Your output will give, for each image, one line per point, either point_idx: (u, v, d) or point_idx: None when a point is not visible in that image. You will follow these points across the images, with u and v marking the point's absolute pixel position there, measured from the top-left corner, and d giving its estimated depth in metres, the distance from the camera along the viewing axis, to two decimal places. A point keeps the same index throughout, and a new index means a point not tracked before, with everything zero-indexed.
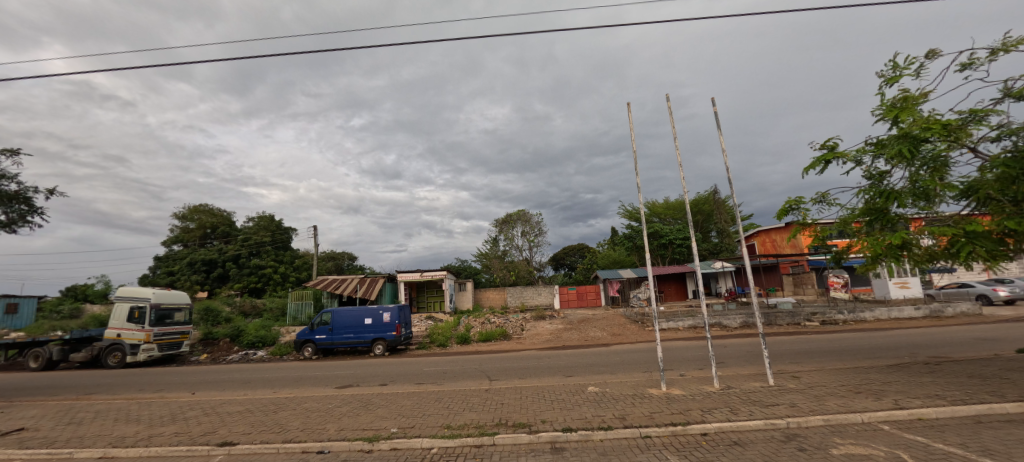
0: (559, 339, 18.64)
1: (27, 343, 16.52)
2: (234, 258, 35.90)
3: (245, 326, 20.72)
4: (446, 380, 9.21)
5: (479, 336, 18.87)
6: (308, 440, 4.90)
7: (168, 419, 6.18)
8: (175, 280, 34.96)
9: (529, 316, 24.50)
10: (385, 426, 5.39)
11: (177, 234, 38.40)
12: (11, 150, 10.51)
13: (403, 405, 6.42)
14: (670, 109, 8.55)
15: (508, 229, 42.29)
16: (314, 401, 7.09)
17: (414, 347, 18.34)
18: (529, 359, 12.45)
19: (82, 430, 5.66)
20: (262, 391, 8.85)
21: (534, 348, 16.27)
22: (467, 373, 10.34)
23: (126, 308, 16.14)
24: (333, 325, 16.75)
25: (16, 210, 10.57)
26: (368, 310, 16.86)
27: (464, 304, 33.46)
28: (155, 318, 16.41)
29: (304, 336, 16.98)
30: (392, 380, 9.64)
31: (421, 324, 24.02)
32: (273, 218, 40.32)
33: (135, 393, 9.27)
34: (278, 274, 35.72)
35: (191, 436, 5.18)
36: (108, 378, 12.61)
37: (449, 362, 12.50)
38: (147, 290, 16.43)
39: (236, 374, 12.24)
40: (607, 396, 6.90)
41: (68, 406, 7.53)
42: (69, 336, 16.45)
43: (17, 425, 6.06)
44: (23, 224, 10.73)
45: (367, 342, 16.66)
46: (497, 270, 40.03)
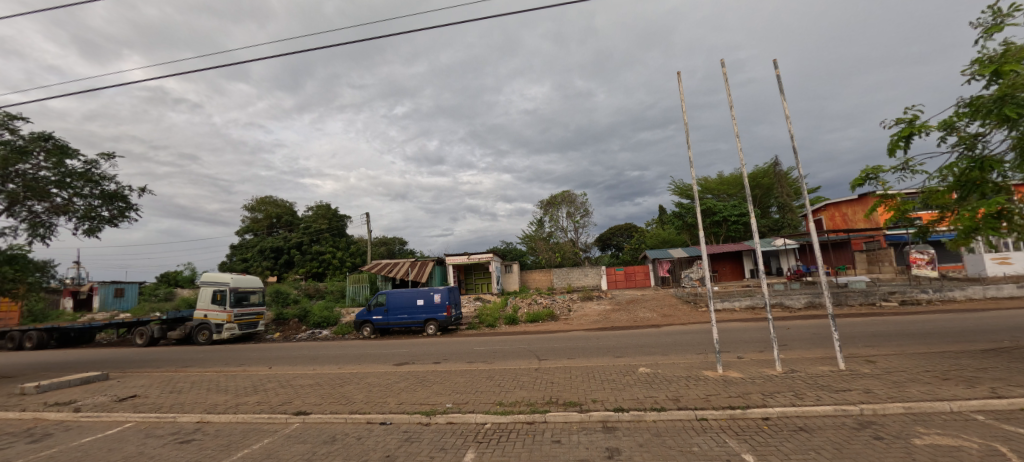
0: (607, 320, 18.48)
1: (133, 322, 18.91)
2: (297, 245, 38.68)
3: (311, 307, 22.48)
4: (497, 359, 9.43)
5: (527, 316, 19.19)
6: (372, 412, 5.23)
7: (250, 390, 6.86)
8: (249, 266, 38.41)
9: (576, 297, 24.43)
10: (441, 401, 5.62)
11: (248, 225, 41.62)
12: (108, 154, 11.87)
13: (457, 382, 6.66)
14: (725, 77, 8.17)
15: (553, 210, 41.92)
16: (375, 377, 7.55)
17: (464, 327, 18.99)
18: (577, 340, 12.43)
19: (181, 398, 6.43)
20: (328, 367, 9.60)
21: (582, 329, 16.27)
22: (516, 352, 10.54)
23: (210, 292, 17.95)
24: (389, 305, 17.68)
25: (117, 207, 11.97)
26: (420, 291, 17.58)
27: (511, 286, 34.02)
28: (234, 300, 18.14)
29: (363, 316, 18.09)
30: (443, 358, 10.01)
31: (469, 305, 24.88)
32: (330, 207, 42.59)
33: (222, 367, 10.40)
34: (336, 259, 38.03)
35: (271, 406, 5.72)
36: (199, 354, 14.21)
37: (498, 342, 12.81)
38: (226, 275, 18.17)
39: (304, 351, 13.34)
40: (659, 377, 6.72)
41: (169, 377, 8.59)
42: (166, 316, 18.64)
43: (130, 393, 6.99)
44: (123, 219, 12.20)
45: (420, 322, 17.38)
46: (542, 252, 40.17)
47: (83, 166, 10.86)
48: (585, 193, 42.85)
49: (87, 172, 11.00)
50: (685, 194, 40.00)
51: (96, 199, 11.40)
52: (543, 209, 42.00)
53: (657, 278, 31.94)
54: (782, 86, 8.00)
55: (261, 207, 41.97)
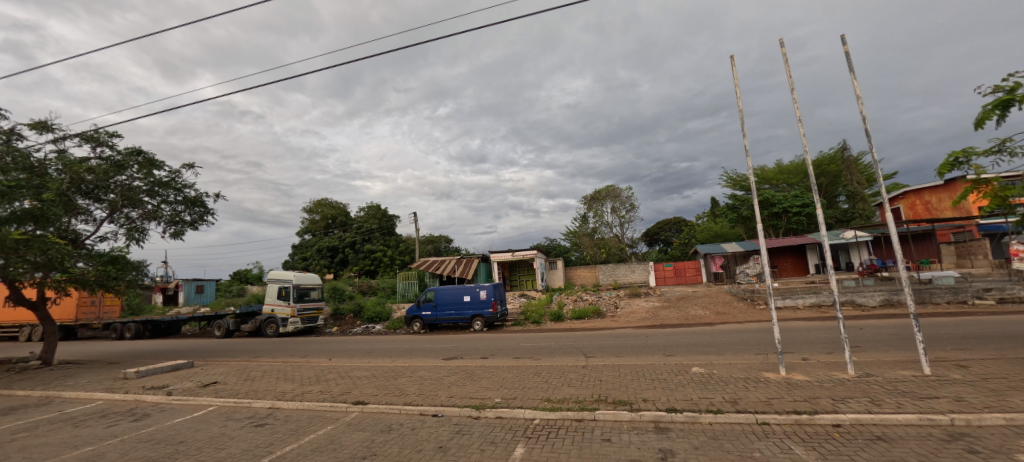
0: (656, 317, 17.90)
1: (212, 316, 20.92)
2: (351, 244, 40.86)
3: (365, 303, 23.69)
4: (545, 356, 9.40)
5: (572, 313, 19.00)
6: (425, 404, 5.41)
7: (314, 380, 7.34)
8: (308, 265, 41.16)
9: (622, 294, 23.86)
10: (490, 395, 5.70)
11: (307, 225, 44.49)
12: (188, 165, 13.20)
13: (505, 378, 6.72)
14: (785, 58, 7.60)
15: (597, 206, 41.20)
16: (426, 370, 7.80)
17: (510, 323, 19.16)
18: (625, 337, 12.14)
19: (254, 386, 7.02)
20: (382, 360, 10.06)
21: (629, 326, 15.88)
22: (563, 349, 10.46)
23: (276, 288, 19.43)
24: (437, 301, 18.20)
25: (197, 212, 13.24)
26: (466, 288, 17.94)
27: (555, 282, 33.74)
28: (297, 296, 19.50)
29: (413, 312, 18.76)
30: (491, 354, 10.13)
31: (514, 302, 25.04)
32: (380, 207, 44.53)
33: (288, 358, 11.22)
34: (387, 257, 39.78)
35: (332, 395, 6.08)
36: (268, 345, 15.44)
37: (544, 339, 12.77)
38: (289, 273, 19.59)
39: (360, 345, 14.08)
40: (714, 378, 6.40)
41: (243, 366, 9.40)
42: (239, 310, 20.41)
43: (212, 379, 7.73)
44: (202, 223, 13.48)
45: (466, 318, 17.76)
46: (587, 248, 39.59)
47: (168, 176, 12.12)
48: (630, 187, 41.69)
49: (172, 181, 12.27)
50: (739, 185, 37.69)
51: (179, 205, 12.67)
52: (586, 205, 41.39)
53: (710, 274, 30.49)
54: (851, 64, 7.32)
55: (318, 208, 44.71)
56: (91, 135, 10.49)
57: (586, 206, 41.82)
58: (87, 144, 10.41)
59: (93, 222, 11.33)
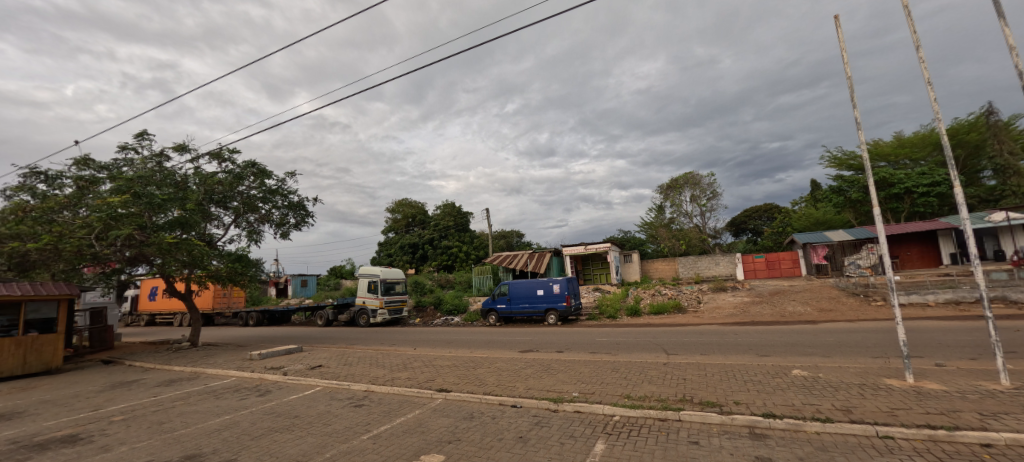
0: (745, 313, 16.47)
1: (315, 306, 23.58)
2: (429, 241, 43.43)
3: (444, 296, 25.07)
4: (623, 351, 9.14)
5: (650, 308, 18.25)
6: (503, 395, 5.56)
7: (401, 367, 7.93)
8: (393, 260, 44.64)
9: (705, 288, 22.29)
10: (567, 389, 5.68)
11: (390, 224, 47.91)
12: (291, 174, 14.96)
13: (582, 372, 6.64)
14: (907, 9, 6.44)
15: (675, 195, 38.92)
16: (503, 362, 8.00)
17: (584, 318, 18.97)
18: (711, 334, 11.32)
19: (352, 370, 7.79)
20: (462, 350, 10.53)
21: (714, 323, 14.80)
22: (642, 345, 10.08)
23: (366, 282, 21.35)
24: (511, 295, 18.63)
25: (300, 215, 14.96)
26: (540, 282, 18.08)
27: (631, 276, 32.49)
28: (384, 289, 21.21)
29: (488, 305, 19.42)
30: (566, 348, 10.10)
31: (588, 296, 24.63)
32: (455, 205, 46.51)
33: (378, 346, 12.27)
34: (463, 252, 42.13)
35: (419, 382, 6.51)
36: (362, 334, 17.04)
37: (621, 334, 12.41)
38: (376, 268, 21.42)
39: (441, 335, 14.93)
40: (821, 383, 5.69)
41: (342, 352, 10.47)
42: (337, 302, 22.76)
43: (318, 363, 8.72)
44: (304, 224, 15.20)
45: (540, 311, 17.91)
46: (664, 240, 37.63)
47: (276, 184, 13.85)
48: (712, 173, 38.65)
49: (279, 188, 14.00)
50: (845, 164, 32.93)
51: (286, 209, 14.43)
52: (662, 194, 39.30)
53: (811, 267, 27.30)
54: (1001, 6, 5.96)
55: (399, 208, 47.95)
56: (217, 152, 12.35)
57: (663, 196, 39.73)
58: (215, 160, 12.28)
59: (223, 227, 13.35)
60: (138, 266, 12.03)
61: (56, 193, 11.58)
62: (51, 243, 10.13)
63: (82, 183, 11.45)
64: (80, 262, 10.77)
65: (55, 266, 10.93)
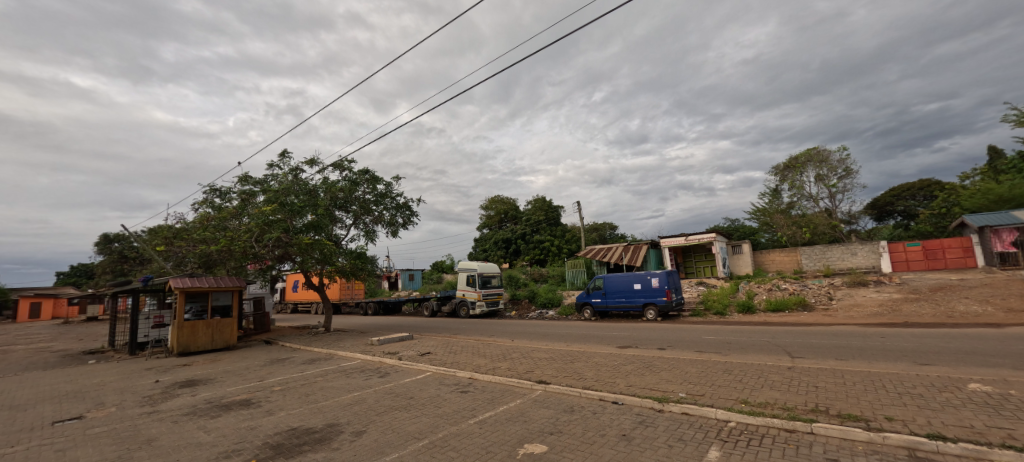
0: (893, 313, 13.80)
1: (421, 298, 25.84)
2: (522, 236, 44.54)
3: (538, 290, 25.60)
4: (737, 351, 8.33)
5: (767, 304, 16.34)
6: (604, 390, 5.47)
7: (501, 357, 8.29)
8: (488, 255, 46.86)
9: (837, 282, 19.18)
10: (673, 389, 5.36)
11: (484, 221, 50.24)
12: (397, 178, 16.55)
13: (688, 372, 6.23)
14: None
15: (795, 175, 34.12)
16: (601, 357, 7.86)
17: (687, 314, 17.82)
18: (845, 337, 9.70)
19: (456, 358, 8.37)
20: (559, 344, 10.60)
21: (852, 323, 12.66)
22: (760, 345, 9.10)
23: (466, 276, 22.83)
24: (606, 289, 18.27)
25: (406, 215, 16.48)
26: (637, 275, 17.39)
27: (743, 269, 29.45)
28: (481, 282, 22.43)
29: (582, 299, 19.30)
30: (670, 345, 9.57)
31: (691, 291, 22.99)
32: (546, 199, 46.74)
33: (478, 336, 12.99)
34: (555, 246, 42.46)
35: (518, 372, 6.73)
36: (465, 324, 18.25)
37: (732, 333, 11.33)
38: (473, 263, 22.71)
39: (538, 328, 15.28)
40: (1014, 402, 4.50)
41: (447, 341, 11.29)
42: (440, 294, 24.67)
43: (426, 350, 9.54)
44: (409, 224, 16.71)
45: (638, 306, 17.26)
46: (781, 228, 33.18)
47: (385, 188, 15.41)
48: (844, 147, 32.88)
49: (388, 191, 15.56)
50: None
51: (394, 210, 15.98)
52: (778, 175, 34.74)
53: (991, 257, 22.13)
54: None
55: (492, 205, 49.84)
56: (338, 163, 14.15)
57: (779, 177, 35.10)
58: (338, 170, 14.14)
59: (346, 228, 15.29)
60: (285, 263, 14.36)
61: (227, 205, 14.41)
62: (226, 245, 12.66)
63: (243, 196, 14.08)
64: (245, 260, 13.25)
65: (229, 264, 13.63)
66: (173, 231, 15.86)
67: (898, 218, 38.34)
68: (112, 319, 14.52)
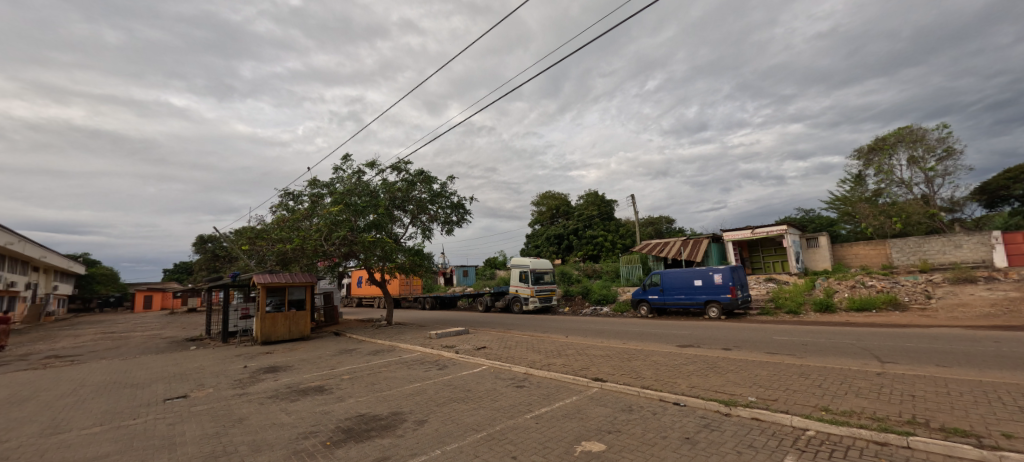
0: (1012, 315, 11.96)
1: (475, 294, 26.53)
2: (574, 231, 44.12)
3: (591, 286, 25.28)
4: (814, 354, 7.66)
5: (850, 303, 14.86)
6: (664, 391, 5.29)
7: (556, 353, 8.29)
8: (541, 252, 46.99)
9: (936, 278, 16.90)
10: (741, 392, 5.05)
11: (535, 217, 50.33)
12: (450, 178, 17.05)
13: (758, 374, 5.84)
14: None
15: (882, 159, 30.65)
16: (660, 356, 7.61)
17: (755, 312, 16.73)
18: (948, 341, 8.54)
19: (511, 353, 8.51)
20: (615, 341, 10.39)
21: (957, 326, 11.12)
22: (842, 348, 8.31)
23: (518, 272, 23.10)
24: (664, 285, 17.64)
25: (460, 213, 16.95)
26: (697, 271, 16.58)
27: (819, 265, 26.74)
28: (534, 278, 22.56)
29: (638, 295, 18.79)
30: (735, 345, 9.03)
31: (759, 288, 21.44)
32: (598, 194, 45.70)
33: (532, 332, 13.10)
34: (608, 241, 41.61)
35: (573, 369, 6.70)
36: (520, 320, 18.49)
37: (808, 334, 10.44)
38: (526, 259, 22.91)
39: (592, 325, 15.10)
40: None
41: (501, 336, 11.50)
42: (493, 290, 25.20)
43: (481, 344, 9.79)
44: (463, 222, 17.18)
45: (700, 303, 16.46)
46: (866, 218, 29.92)
47: (440, 187, 15.95)
48: (944, 123, 28.78)
49: (443, 191, 16.09)
50: None
51: (449, 209, 16.48)
52: (861, 158, 31.48)
53: None
54: None
55: (544, 201, 49.73)
56: (395, 165, 14.85)
57: (864, 161, 31.69)
58: (395, 171, 14.83)
59: (404, 227, 16.05)
60: (350, 260, 15.36)
61: (300, 207, 15.68)
62: (299, 244, 13.81)
63: (313, 198, 15.23)
64: (316, 257, 14.36)
65: (302, 261, 14.86)
66: (255, 232, 17.58)
67: (1014, 204, 33.20)
68: (207, 310, 16.43)
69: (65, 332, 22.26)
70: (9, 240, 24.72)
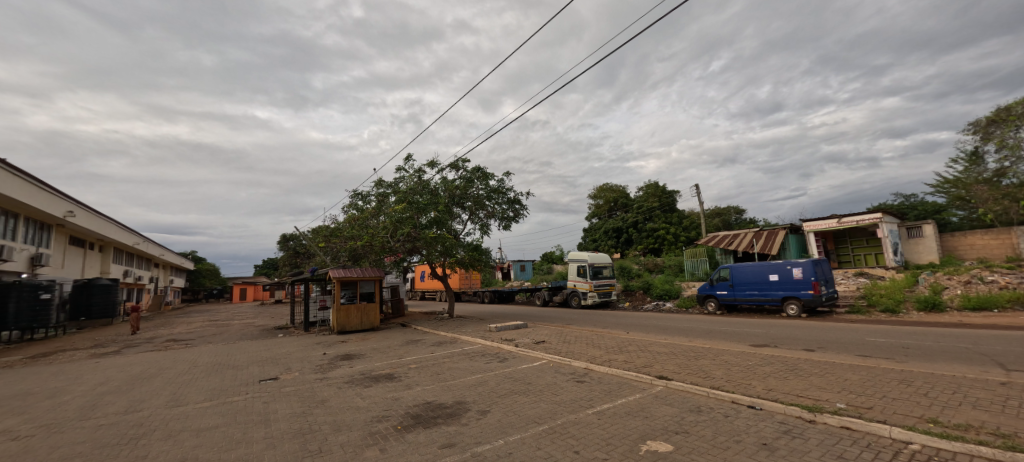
0: None
1: (533, 288, 26.75)
2: (634, 224, 42.75)
3: (653, 281, 24.42)
4: (920, 358, 6.77)
5: (962, 302, 12.95)
6: (737, 392, 4.99)
7: (617, 349, 8.14)
8: (599, 246, 46.15)
9: None
10: (827, 398, 4.62)
11: (592, 211, 49.40)
12: (506, 173, 17.27)
13: (848, 379, 5.30)
14: None
15: (1007, 131, 26.11)
16: (730, 355, 7.19)
17: (842, 310, 15.20)
18: None
19: (571, 348, 8.49)
20: (680, 339, 9.94)
21: None
22: (955, 352, 7.26)
23: (576, 267, 22.93)
24: (734, 280, 16.60)
25: (516, 209, 17.15)
26: (773, 265, 15.33)
27: (924, 258, 23.39)
28: (593, 273, 22.25)
29: (705, 290, 17.85)
30: (819, 346, 8.24)
31: (847, 284, 19.34)
32: (659, 185, 43.65)
33: (591, 327, 12.97)
34: (670, 234, 39.85)
35: (636, 366, 6.53)
36: (579, 315, 18.41)
37: (909, 335, 9.26)
38: (584, 253, 22.67)
39: (653, 321, 14.62)
40: None
41: (559, 331, 11.49)
42: (550, 285, 25.26)
43: (540, 339, 9.86)
44: (519, 217, 17.37)
45: (776, 300, 15.26)
46: (985, 202, 25.67)
47: (497, 183, 16.24)
48: None
49: (500, 187, 16.36)
50: None
51: (506, 205, 16.73)
52: (978, 132, 27.13)
53: None
54: None
55: (601, 194, 48.57)
56: (454, 163, 15.34)
57: (984, 134, 27.30)
58: (454, 169, 15.32)
59: (463, 223, 16.57)
60: (414, 255, 16.16)
61: (368, 206, 16.76)
62: (368, 240, 14.79)
63: (379, 197, 16.19)
64: (383, 252, 15.28)
65: (371, 256, 15.89)
66: (329, 230, 19.11)
67: None
68: (291, 301, 18.20)
69: (181, 319, 25.92)
70: (136, 240, 29.17)
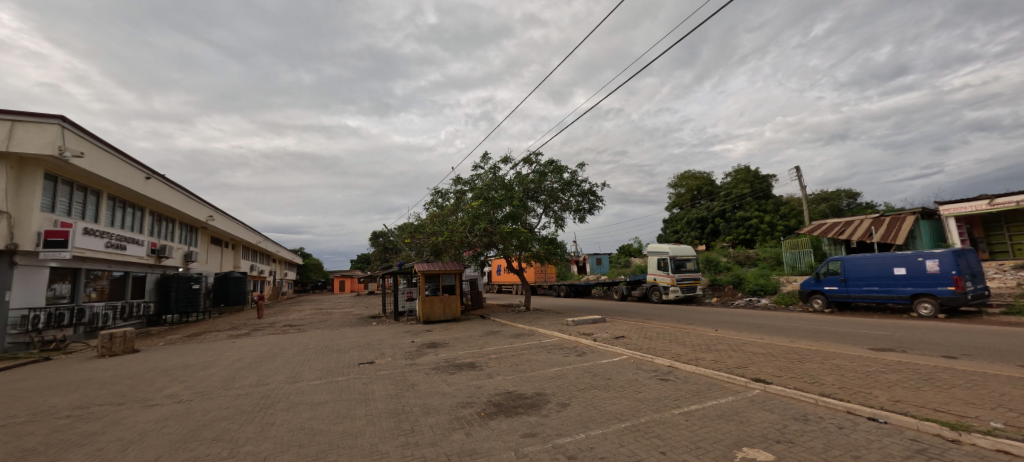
0: None
1: (610, 282, 26.16)
2: (721, 214, 39.51)
3: (745, 275, 22.47)
4: None
5: None
6: (853, 401, 4.44)
7: (706, 348, 7.68)
8: (681, 238, 43.52)
9: None
10: (978, 415, 3.89)
11: (673, 200, 46.56)
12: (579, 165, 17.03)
13: (1006, 393, 4.41)
14: None
15: None
16: (844, 359, 6.39)
17: (996, 311, 12.63)
18: None
19: (653, 344, 8.20)
20: (781, 339, 9.04)
21: None
22: None
23: (656, 260, 21.96)
24: (846, 275, 14.62)
25: (591, 201, 16.84)
26: (898, 257, 13.16)
27: None
28: (674, 266, 21.12)
29: (810, 286, 15.97)
30: (963, 353, 6.95)
31: (1002, 279, 15.95)
32: (749, 169, 39.61)
33: (675, 323, 12.35)
34: (765, 224, 36.13)
35: (729, 366, 6.10)
36: (661, 311, 17.64)
37: None
38: (665, 246, 21.62)
39: (745, 318, 13.51)
40: None
41: (640, 326, 11.13)
42: (629, 279, 24.50)
43: (619, 334, 9.65)
44: (594, 209, 17.04)
45: (903, 298, 13.15)
46: None
47: (570, 176, 16.10)
48: None
49: (573, 179, 16.18)
50: None
51: (580, 197, 16.51)
52: None
53: None
54: None
55: (683, 182, 45.44)
56: (526, 157, 15.54)
57: None
58: (527, 164, 15.50)
59: (537, 216, 16.72)
60: (491, 249, 16.72)
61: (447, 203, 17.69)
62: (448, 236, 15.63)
63: (457, 194, 16.98)
64: (462, 247, 16.05)
65: (451, 250, 16.79)
66: (413, 227, 20.55)
67: None
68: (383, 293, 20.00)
69: (293, 307, 29.91)
70: (258, 239, 34.14)
